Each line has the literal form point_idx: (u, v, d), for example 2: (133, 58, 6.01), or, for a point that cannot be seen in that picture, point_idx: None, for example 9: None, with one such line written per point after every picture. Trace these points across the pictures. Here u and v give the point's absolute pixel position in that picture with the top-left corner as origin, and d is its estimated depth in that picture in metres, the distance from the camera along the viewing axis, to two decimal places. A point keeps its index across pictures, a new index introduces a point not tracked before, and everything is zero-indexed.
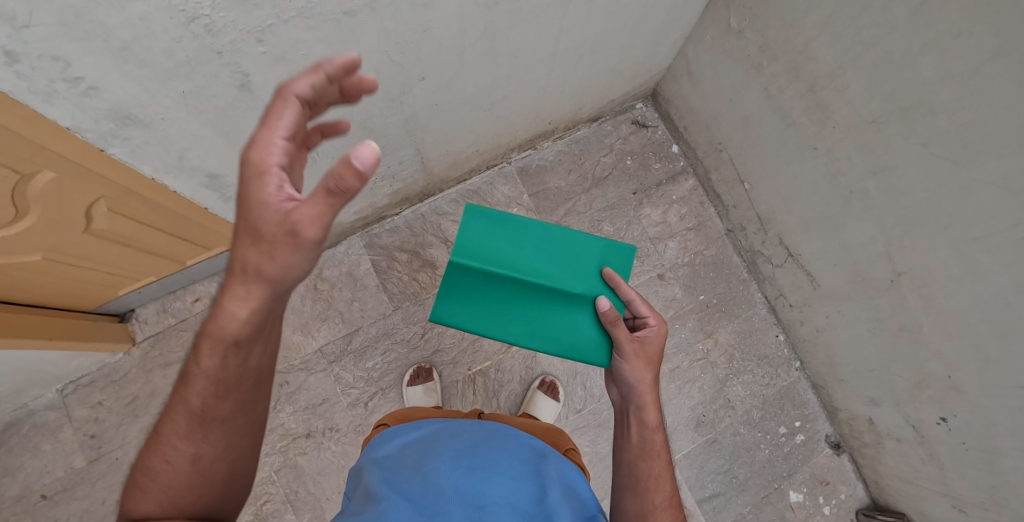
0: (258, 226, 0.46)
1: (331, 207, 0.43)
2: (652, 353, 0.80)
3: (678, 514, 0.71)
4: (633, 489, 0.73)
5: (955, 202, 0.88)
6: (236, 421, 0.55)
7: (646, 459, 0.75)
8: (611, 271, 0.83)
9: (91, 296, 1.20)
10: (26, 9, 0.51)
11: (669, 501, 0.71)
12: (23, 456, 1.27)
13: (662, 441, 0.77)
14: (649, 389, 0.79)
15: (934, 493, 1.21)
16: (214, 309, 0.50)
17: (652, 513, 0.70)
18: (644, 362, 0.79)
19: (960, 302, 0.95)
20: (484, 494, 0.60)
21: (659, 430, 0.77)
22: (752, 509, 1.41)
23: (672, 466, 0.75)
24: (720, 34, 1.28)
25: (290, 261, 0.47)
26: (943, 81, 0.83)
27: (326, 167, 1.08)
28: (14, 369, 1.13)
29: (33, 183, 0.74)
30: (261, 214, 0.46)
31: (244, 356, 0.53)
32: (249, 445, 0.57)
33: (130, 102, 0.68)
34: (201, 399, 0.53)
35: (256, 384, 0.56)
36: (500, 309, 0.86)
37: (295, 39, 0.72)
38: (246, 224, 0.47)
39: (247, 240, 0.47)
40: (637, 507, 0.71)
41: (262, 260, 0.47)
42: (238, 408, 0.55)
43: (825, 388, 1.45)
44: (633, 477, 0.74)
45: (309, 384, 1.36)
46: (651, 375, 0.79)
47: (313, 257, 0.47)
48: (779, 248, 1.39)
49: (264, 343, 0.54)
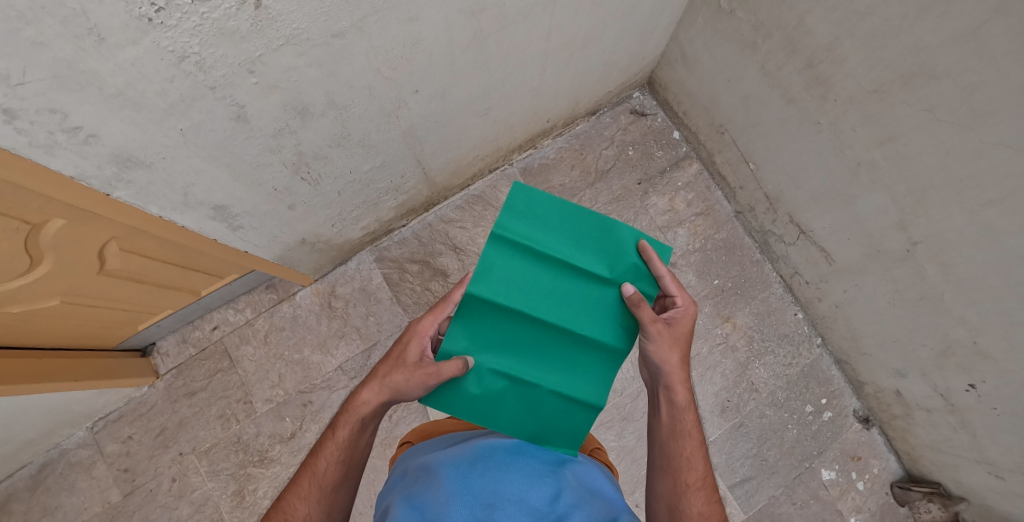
0: (400, 361, 0.74)
1: (451, 368, 0.69)
2: (681, 335, 0.78)
3: (711, 493, 0.73)
4: (665, 469, 0.74)
5: (967, 166, 0.87)
6: (343, 481, 0.71)
7: (678, 440, 0.75)
8: (645, 244, 0.74)
9: (111, 334, 1.22)
10: (18, 67, 0.51)
11: (703, 481, 0.73)
12: (61, 495, 1.29)
13: (694, 421, 0.77)
14: (678, 369, 0.76)
15: (969, 461, 1.19)
16: (350, 402, 0.74)
17: (686, 494, 0.72)
18: (670, 342, 0.76)
19: (980, 267, 0.93)
20: (495, 492, 0.60)
21: (690, 409, 0.77)
22: (785, 491, 1.40)
23: (705, 445, 0.76)
24: (712, 16, 1.26)
25: (404, 393, 0.72)
26: (944, 44, 0.81)
27: (330, 188, 1.08)
28: (43, 410, 1.16)
29: (45, 231, 0.77)
30: (406, 354, 0.74)
31: (361, 437, 0.73)
32: (340, 501, 0.71)
33: (131, 146, 0.69)
34: (325, 463, 0.71)
35: (355, 455, 0.72)
36: (507, 338, 0.74)
37: (285, 67, 0.73)
38: (395, 358, 0.75)
39: (389, 365, 0.74)
40: (671, 487, 0.72)
41: (391, 385, 0.72)
42: (346, 474, 0.71)
43: (848, 363, 1.43)
44: (665, 458, 0.75)
45: (332, 402, 1.37)
46: (678, 355, 0.77)
47: (417, 394, 0.71)
48: (790, 226, 1.37)
49: (370, 425, 0.73)
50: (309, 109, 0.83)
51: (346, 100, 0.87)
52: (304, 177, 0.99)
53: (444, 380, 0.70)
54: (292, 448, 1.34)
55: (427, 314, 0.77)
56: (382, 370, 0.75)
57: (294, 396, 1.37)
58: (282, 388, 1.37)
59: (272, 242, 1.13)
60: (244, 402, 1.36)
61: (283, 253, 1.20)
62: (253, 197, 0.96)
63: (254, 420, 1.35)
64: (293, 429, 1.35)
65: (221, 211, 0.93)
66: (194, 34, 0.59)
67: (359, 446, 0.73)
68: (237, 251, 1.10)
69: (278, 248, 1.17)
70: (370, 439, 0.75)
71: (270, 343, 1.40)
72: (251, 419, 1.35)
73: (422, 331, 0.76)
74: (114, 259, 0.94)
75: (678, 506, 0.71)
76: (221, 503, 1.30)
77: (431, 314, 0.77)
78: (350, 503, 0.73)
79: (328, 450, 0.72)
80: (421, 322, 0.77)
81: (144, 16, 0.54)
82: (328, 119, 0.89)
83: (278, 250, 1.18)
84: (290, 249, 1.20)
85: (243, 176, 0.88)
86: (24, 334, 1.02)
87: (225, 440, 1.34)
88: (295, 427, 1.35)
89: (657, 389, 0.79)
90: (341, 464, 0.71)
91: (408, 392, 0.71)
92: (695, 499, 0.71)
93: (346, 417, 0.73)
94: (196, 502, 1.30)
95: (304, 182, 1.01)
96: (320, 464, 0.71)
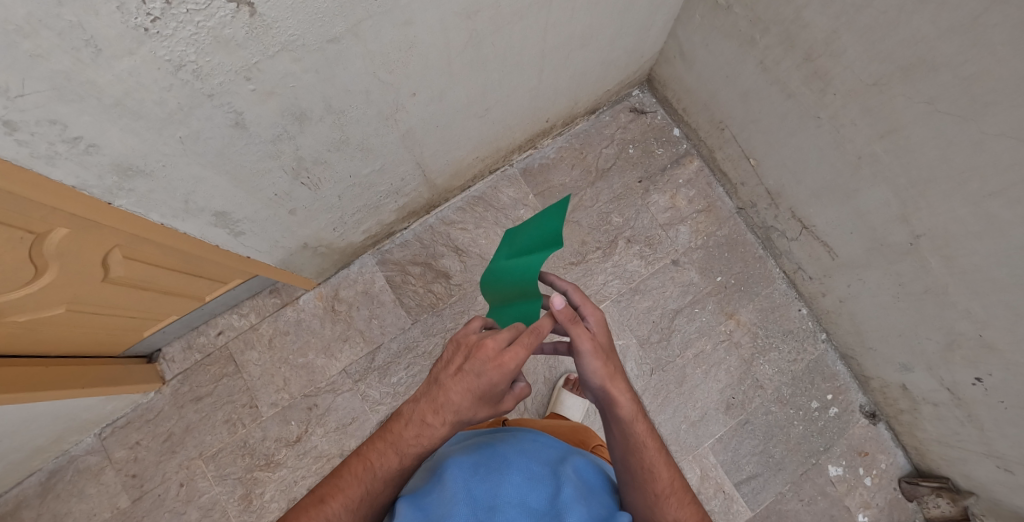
0: (482, 403, 0.61)
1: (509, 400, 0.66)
2: (606, 345, 0.68)
3: (684, 495, 0.68)
4: (632, 482, 0.68)
5: (968, 157, 0.86)
6: (394, 489, 0.66)
7: (635, 453, 0.68)
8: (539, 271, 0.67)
9: (117, 341, 1.23)
10: (18, 80, 0.52)
11: (672, 487, 0.67)
12: (70, 501, 1.31)
13: (648, 428, 0.68)
14: (612, 384, 0.66)
15: (977, 455, 1.18)
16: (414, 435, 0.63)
17: (659, 504, 0.66)
18: (595, 356, 0.65)
19: (983, 259, 0.92)
20: (495, 496, 0.58)
21: (640, 419, 0.68)
22: (792, 487, 1.39)
23: (665, 449, 0.69)
24: (709, 12, 1.26)
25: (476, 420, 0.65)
26: (942, 35, 0.80)
27: (330, 192, 1.09)
28: (51, 418, 1.17)
29: (49, 240, 0.78)
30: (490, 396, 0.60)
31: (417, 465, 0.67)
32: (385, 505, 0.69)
33: (131, 155, 0.70)
34: (382, 486, 0.65)
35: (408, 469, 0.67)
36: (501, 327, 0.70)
37: (282, 73, 0.73)
38: (475, 398, 0.60)
39: (467, 407, 0.61)
40: (643, 501, 0.67)
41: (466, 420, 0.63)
42: (396, 493, 0.67)
43: (854, 359, 1.42)
44: (629, 472, 0.68)
45: (336, 405, 1.37)
46: (608, 368, 0.66)
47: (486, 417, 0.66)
48: (792, 221, 1.37)
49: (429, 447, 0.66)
50: (306, 114, 0.84)
51: (344, 105, 0.88)
52: (304, 182, 1.00)
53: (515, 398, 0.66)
54: (298, 451, 1.34)
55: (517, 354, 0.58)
56: (459, 405, 0.61)
57: (299, 399, 1.38)
58: (287, 392, 1.38)
59: (274, 247, 1.14)
60: (250, 406, 1.37)
61: (285, 257, 1.21)
62: (254, 203, 0.96)
63: (260, 425, 1.36)
64: (298, 432, 1.36)
65: (222, 217, 0.94)
66: (190, 43, 0.60)
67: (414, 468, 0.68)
68: (239, 256, 1.10)
69: (280, 252, 1.17)
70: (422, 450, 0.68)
71: (274, 347, 1.41)
72: (257, 423, 1.36)
73: (508, 372, 0.58)
74: (118, 267, 0.95)
75: (654, 517, 0.66)
76: (229, 507, 1.31)
77: (521, 347, 0.58)
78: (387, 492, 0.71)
79: (384, 473, 0.65)
80: (510, 363, 0.58)
81: (140, 26, 0.55)
82: (326, 124, 0.89)
83: (280, 254, 1.18)
84: (292, 254, 1.21)
85: (243, 182, 0.89)
86: (31, 342, 1.04)
87: (232, 444, 1.35)
88: (301, 431, 1.36)
89: (601, 407, 0.69)
90: (396, 484, 0.66)
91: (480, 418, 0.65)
92: (668, 507, 0.66)
93: (411, 448, 0.64)
94: (204, 506, 1.31)
95: (304, 187, 1.01)
96: (375, 485, 0.65)
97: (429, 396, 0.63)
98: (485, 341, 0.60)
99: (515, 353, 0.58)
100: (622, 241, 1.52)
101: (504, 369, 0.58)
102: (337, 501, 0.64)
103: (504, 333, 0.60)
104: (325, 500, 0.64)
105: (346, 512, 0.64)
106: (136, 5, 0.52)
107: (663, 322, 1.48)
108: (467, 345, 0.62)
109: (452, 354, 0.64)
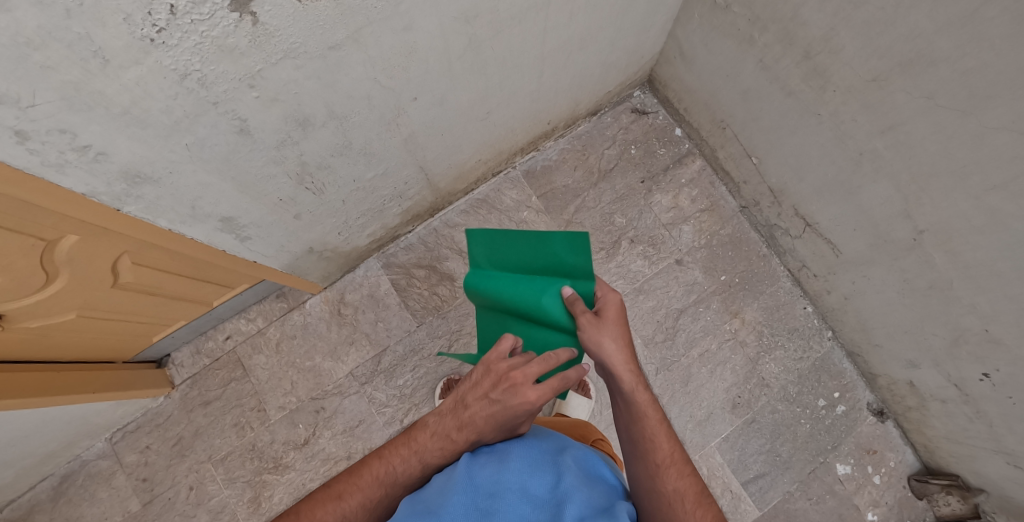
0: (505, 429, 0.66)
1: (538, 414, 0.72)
2: (612, 317, 0.73)
3: (685, 466, 0.67)
4: (634, 454, 0.69)
5: (969, 151, 0.86)
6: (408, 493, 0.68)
7: (636, 422, 0.69)
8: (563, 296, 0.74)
9: (126, 347, 1.25)
10: (29, 90, 0.54)
11: (671, 457, 0.67)
12: (82, 505, 1.32)
13: (649, 399, 0.70)
14: (614, 356, 0.70)
15: (986, 452, 1.17)
16: (439, 448, 0.67)
17: (660, 474, 0.66)
18: (599, 329, 0.71)
19: (987, 253, 0.92)
20: (496, 482, 0.60)
21: (641, 388, 0.70)
22: (800, 486, 1.38)
23: (666, 420, 0.69)
24: (708, 11, 1.26)
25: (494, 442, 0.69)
26: (940, 30, 0.80)
27: (334, 197, 1.10)
28: (63, 423, 1.19)
29: (59, 247, 0.80)
30: (514, 424, 0.65)
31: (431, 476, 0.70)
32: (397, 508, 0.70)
33: (139, 162, 0.71)
34: (400, 490, 0.67)
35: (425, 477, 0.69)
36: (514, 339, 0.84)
37: (284, 80, 0.75)
38: (500, 424, 0.65)
39: (491, 429, 0.65)
40: (643, 470, 0.67)
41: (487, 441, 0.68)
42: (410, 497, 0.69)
43: (860, 356, 1.41)
44: (631, 443, 0.70)
45: (344, 408, 1.39)
46: (613, 339, 0.70)
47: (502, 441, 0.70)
48: (796, 219, 1.36)
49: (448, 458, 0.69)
50: (310, 120, 0.85)
51: (346, 110, 0.89)
52: (308, 187, 1.01)
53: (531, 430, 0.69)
54: (306, 454, 1.35)
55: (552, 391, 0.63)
56: (484, 426, 0.65)
57: (307, 402, 1.39)
58: (294, 395, 1.39)
59: (279, 252, 1.16)
60: (258, 409, 1.38)
61: (291, 262, 1.22)
62: (260, 208, 0.98)
63: (268, 428, 1.37)
64: (306, 435, 1.37)
65: (228, 223, 0.96)
66: (194, 52, 0.61)
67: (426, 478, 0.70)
68: (246, 261, 1.12)
69: (286, 257, 1.19)
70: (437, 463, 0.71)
71: (282, 351, 1.42)
72: (265, 426, 1.37)
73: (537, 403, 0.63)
74: (127, 273, 0.97)
75: (654, 489, 0.66)
76: (238, 509, 1.32)
77: (552, 385, 0.63)
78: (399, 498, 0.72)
79: (404, 477, 0.67)
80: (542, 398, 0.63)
81: (146, 37, 0.56)
82: (329, 129, 0.91)
83: (286, 259, 1.19)
84: (297, 258, 1.22)
85: (249, 187, 0.91)
86: (42, 348, 1.06)
87: (240, 448, 1.36)
88: (308, 433, 1.37)
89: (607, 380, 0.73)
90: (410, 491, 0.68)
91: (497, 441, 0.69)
92: (670, 476, 0.66)
93: (432, 456, 0.67)
94: (213, 509, 1.32)
95: (309, 192, 1.03)
96: (393, 489, 0.67)
97: (455, 413, 0.67)
98: (515, 372, 0.65)
99: (549, 391, 0.63)
100: (625, 241, 1.52)
101: (530, 404, 0.63)
102: (355, 499, 0.65)
103: (534, 369, 0.64)
104: (343, 496, 0.65)
105: (364, 512, 0.65)
106: (142, 16, 0.54)
107: (667, 322, 1.48)
108: (497, 371, 0.67)
109: (481, 377, 0.68)
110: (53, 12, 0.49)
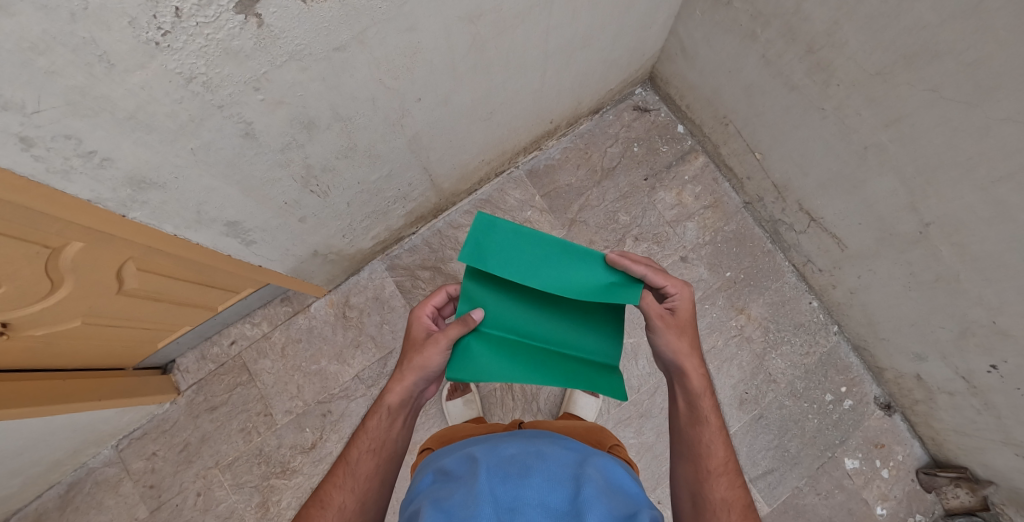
0: (415, 342, 0.79)
1: (456, 332, 0.73)
2: (685, 319, 0.79)
3: (735, 478, 0.73)
4: (686, 455, 0.76)
5: (976, 143, 0.86)
6: (385, 445, 0.77)
7: (694, 426, 0.77)
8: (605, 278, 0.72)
9: (132, 353, 1.25)
10: (34, 96, 0.53)
11: (724, 466, 0.73)
12: (89, 513, 1.32)
13: (711, 405, 0.78)
14: (689, 356, 0.79)
15: (995, 444, 1.17)
16: (390, 390, 0.79)
17: (708, 480, 0.73)
18: (675, 331, 0.79)
19: (994, 246, 0.92)
20: (516, 497, 0.59)
21: (706, 394, 0.78)
22: (808, 482, 1.38)
23: (725, 430, 0.76)
24: (709, 7, 1.26)
25: (425, 366, 0.77)
26: (945, 22, 0.80)
27: (339, 199, 1.10)
28: (69, 431, 1.18)
29: (64, 255, 0.79)
30: (416, 336, 0.80)
31: (392, 425, 0.78)
32: (384, 470, 0.76)
33: (143, 168, 0.71)
34: (374, 439, 0.77)
35: (390, 427, 0.78)
36: (530, 314, 0.77)
37: (290, 83, 0.74)
38: (409, 345, 0.81)
39: (408, 350, 0.80)
40: (693, 473, 0.74)
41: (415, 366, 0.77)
42: (389, 448, 0.77)
43: (867, 350, 1.41)
44: (684, 445, 0.77)
45: (350, 411, 1.38)
46: (688, 342, 0.79)
47: (435, 365, 0.77)
48: (800, 214, 1.36)
49: (401, 401, 0.79)
50: (315, 122, 0.85)
51: (350, 112, 0.88)
52: (313, 190, 1.01)
53: (451, 339, 0.74)
54: (313, 458, 1.35)
55: (421, 304, 0.83)
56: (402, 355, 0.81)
57: (314, 406, 1.38)
58: (301, 399, 1.39)
59: (285, 255, 1.15)
60: (264, 414, 1.38)
61: (296, 265, 1.21)
62: (265, 212, 0.97)
63: (275, 432, 1.37)
64: (313, 439, 1.36)
65: (233, 227, 0.95)
66: (200, 55, 0.61)
67: (397, 436, 0.78)
68: (251, 265, 1.11)
69: (291, 260, 1.18)
70: (405, 424, 0.80)
71: (287, 355, 1.42)
72: (272, 431, 1.37)
73: (421, 313, 0.82)
74: (132, 279, 0.96)
75: (701, 492, 0.72)
76: (246, 514, 1.32)
77: (428, 301, 0.84)
78: (393, 474, 0.78)
79: (373, 426, 0.78)
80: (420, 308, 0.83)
81: (151, 41, 0.56)
82: (333, 131, 0.90)
83: (291, 262, 1.19)
84: (302, 262, 1.22)
85: (254, 191, 0.90)
86: (49, 356, 1.05)
87: (247, 453, 1.35)
88: (316, 437, 1.36)
89: (672, 379, 0.81)
90: (381, 439, 0.77)
91: (424, 364, 0.77)
92: (718, 484, 0.72)
93: (383, 402, 0.79)
94: (221, 515, 1.31)
95: (314, 194, 1.02)
96: (368, 439, 0.77)
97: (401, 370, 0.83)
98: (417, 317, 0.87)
99: (421, 307, 0.83)
100: (630, 239, 1.51)
101: (411, 317, 0.83)
102: (344, 455, 0.77)
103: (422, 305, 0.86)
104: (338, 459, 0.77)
105: (348, 460, 0.76)
106: (147, 19, 0.53)
107: None
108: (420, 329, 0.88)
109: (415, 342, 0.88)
110: (58, 16, 0.48)
